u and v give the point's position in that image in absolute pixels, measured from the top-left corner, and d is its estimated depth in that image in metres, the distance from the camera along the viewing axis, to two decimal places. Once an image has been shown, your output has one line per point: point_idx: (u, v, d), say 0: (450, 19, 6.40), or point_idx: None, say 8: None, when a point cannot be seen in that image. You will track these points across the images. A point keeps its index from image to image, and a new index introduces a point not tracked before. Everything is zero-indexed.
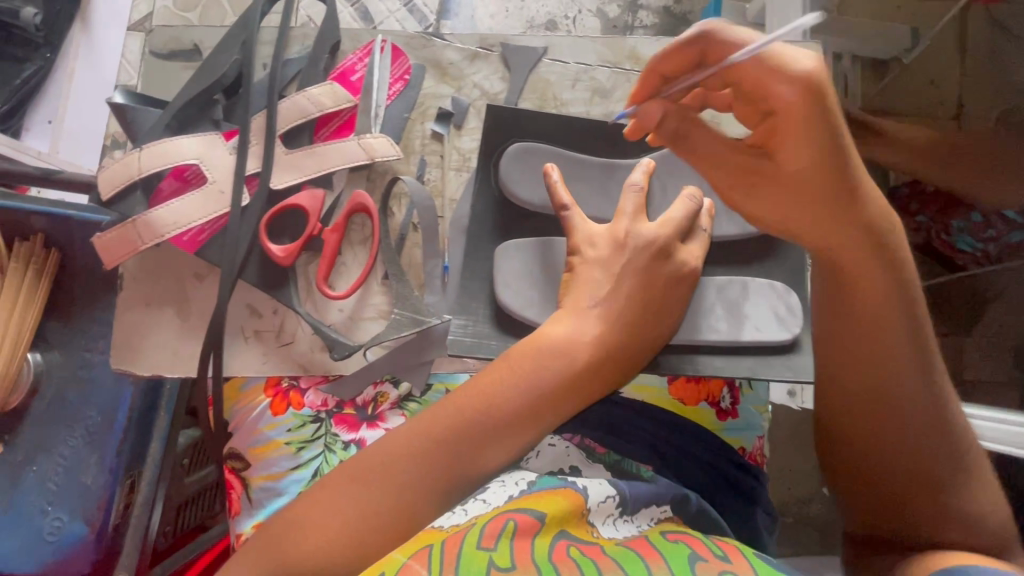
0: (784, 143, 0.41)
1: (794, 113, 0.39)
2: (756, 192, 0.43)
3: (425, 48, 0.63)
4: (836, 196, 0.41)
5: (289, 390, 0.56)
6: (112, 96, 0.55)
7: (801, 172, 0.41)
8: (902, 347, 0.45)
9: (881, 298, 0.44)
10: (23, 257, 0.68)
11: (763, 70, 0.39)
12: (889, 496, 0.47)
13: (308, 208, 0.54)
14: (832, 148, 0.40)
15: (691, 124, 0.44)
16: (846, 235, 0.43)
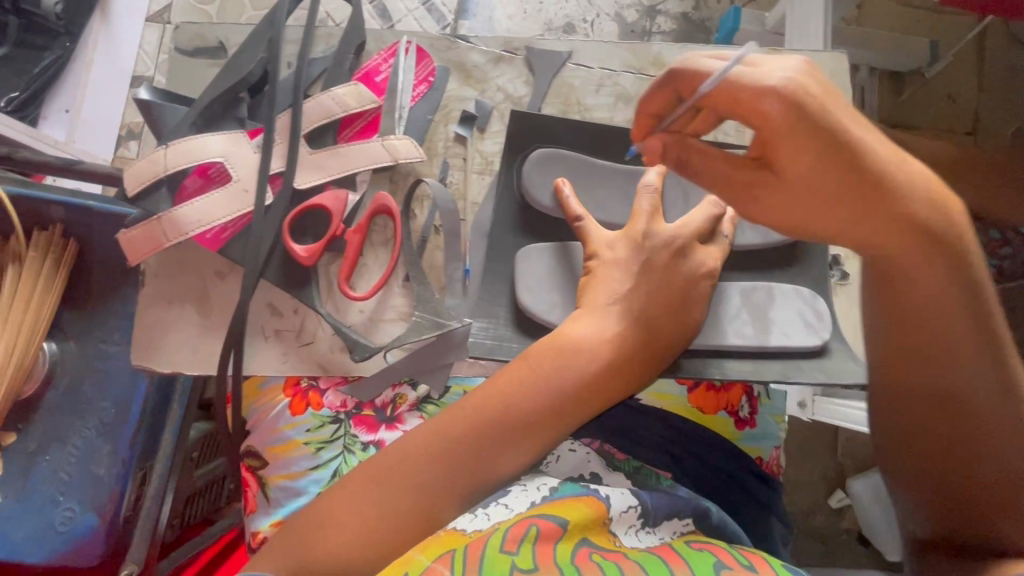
0: (780, 153, 0.38)
1: (780, 124, 0.36)
2: (776, 209, 0.40)
3: (450, 50, 0.63)
4: (883, 189, 0.38)
5: (308, 390, 0.58)
6: (138, 93, 0.56)
7: (815, 181, 0.38)
8: (955, 341, 0.42)
9: (934, 288, 0.41)
10: (42, 246, 0.68)
11: (736, 91, 0.37)
12: (955, 494, 0.44)
13: (331, 209, 0.54)
14: (848, 149, 0.37)
15: (691, 150, 0.41)
16: (890, 234, 0.39)
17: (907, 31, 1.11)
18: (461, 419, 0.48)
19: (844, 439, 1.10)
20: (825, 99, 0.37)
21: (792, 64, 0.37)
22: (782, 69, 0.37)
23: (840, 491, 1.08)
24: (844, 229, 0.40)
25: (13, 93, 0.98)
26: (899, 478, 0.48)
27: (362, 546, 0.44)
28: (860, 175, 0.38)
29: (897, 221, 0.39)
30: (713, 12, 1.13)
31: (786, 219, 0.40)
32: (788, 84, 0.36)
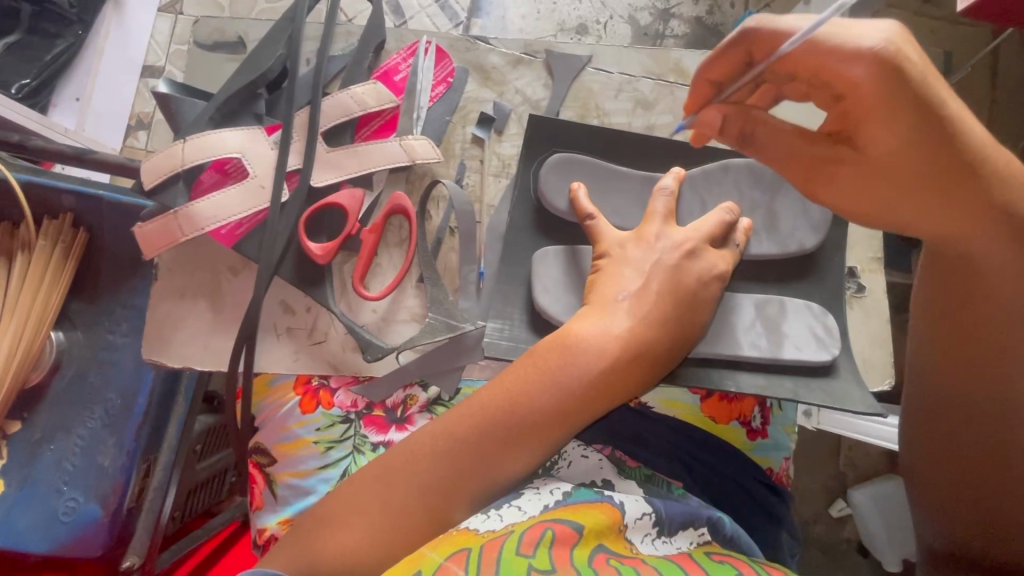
0: (865, 127, 0.40)
1: (867, 94, 0.38)
2: (846, 186, 0.42)
3: (469, 51, 0.63)
4: (958, 177, 0.40)
5: (319, 389, 0.57)
6: (157, 86, 0.56)
7: (895, 158, 0.40)
8: (1012, 336, 0.44)
9: (1001, 269, 0.43)
10: (52, 235, 0.68)
11: (837, 51, 0.37)
12: (981, 499, 0.46)
13: (347, 207, 0.54)
14: (940, 131, 0.39)
15: (755, 122, 0.44)
16: (960, 216, 0.42)
17: (921, 42, 1.11)
18: (468, 417, 0.48)
19: (847, 448, 1.09)
20: (925, 67, 0.37)
21: (889, 28, 0.38)
22: (885, 33, 0.37)
23: (841, 501, 1.08)
24: (911, 213, 0.42)
25: (25, 80, 0.96)
26: (926, 476, 0.50)
27: (370, 546, 0.44)
28: (942, 158, 0.40)
29: (960, 212, 0.42)
30: (728, 17, 1.12)
31: (852, 200, 0.43)
32: (890, 48, 0.37)
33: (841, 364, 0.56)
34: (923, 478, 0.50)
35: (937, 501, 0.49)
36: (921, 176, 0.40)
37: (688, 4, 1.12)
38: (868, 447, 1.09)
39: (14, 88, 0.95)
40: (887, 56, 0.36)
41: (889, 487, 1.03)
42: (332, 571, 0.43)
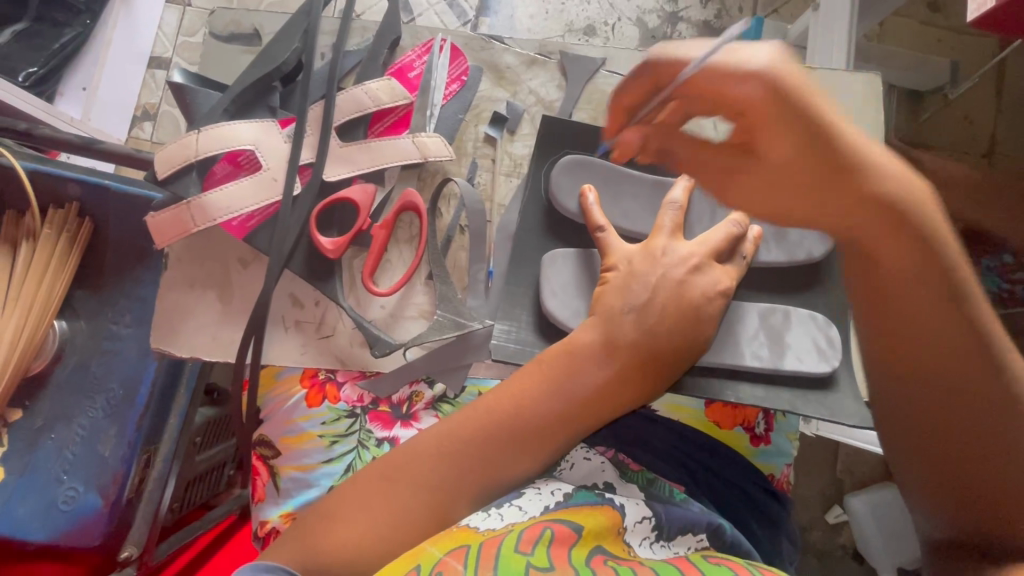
0: (760, 135, 0.42)
1: (756, 105, 0.41)
2: (766, 181, 0.43)
3: (484, 50, 0.63)
4: (848, 161, 0.42)
5: (325, 383, 0.57)
6: (172, 76, 0.56)
7: (787, 160, 0.42)
8: (944, 313, 0.42)
9: (915, 265, 0.43)
10: (57, 224, 0.67)
11: (731, 72, 0.40)
12: (969, 482, 0.42)
13: (359, 202, 0.54)
14: (811, 124, 0.41)
15: (672, 138, 0.46)
16: (868, 210, 0.42)
17: (928, 51, 1.12)
18: (473, 418, 0.49)
19: (844, 454, 1.10)
20: (800, 78, 0.40)
21: (770, 52, 0.41)
22: (764, 52, 0.41)
23: (838, 507, 1.08)
24: (829, 200, 0.43)
25: (33, 68, 0.95)
26: (908, 467, 0.46)
27: (372, 540, 0.44)
28: (835, 146, 0.41)
29: (875, 191, 0.42)
30: (735, 22, 1.13)
31: (767, 192, 0.44)
32: (766, 65, 0.40)
33: (842, 376, 0.56)
34: (905, 470, 0.46)
35: (926, 496, 0.45)
36: (839, 162, 0.41)
37: (697, 7, 1.12)
38: (865, 454, 1.10)
39: (22, 76, 0.94)
40: (774, 70, 0.40)
41: (885, 496, 1.02)
42: (335, 564, 0.43)
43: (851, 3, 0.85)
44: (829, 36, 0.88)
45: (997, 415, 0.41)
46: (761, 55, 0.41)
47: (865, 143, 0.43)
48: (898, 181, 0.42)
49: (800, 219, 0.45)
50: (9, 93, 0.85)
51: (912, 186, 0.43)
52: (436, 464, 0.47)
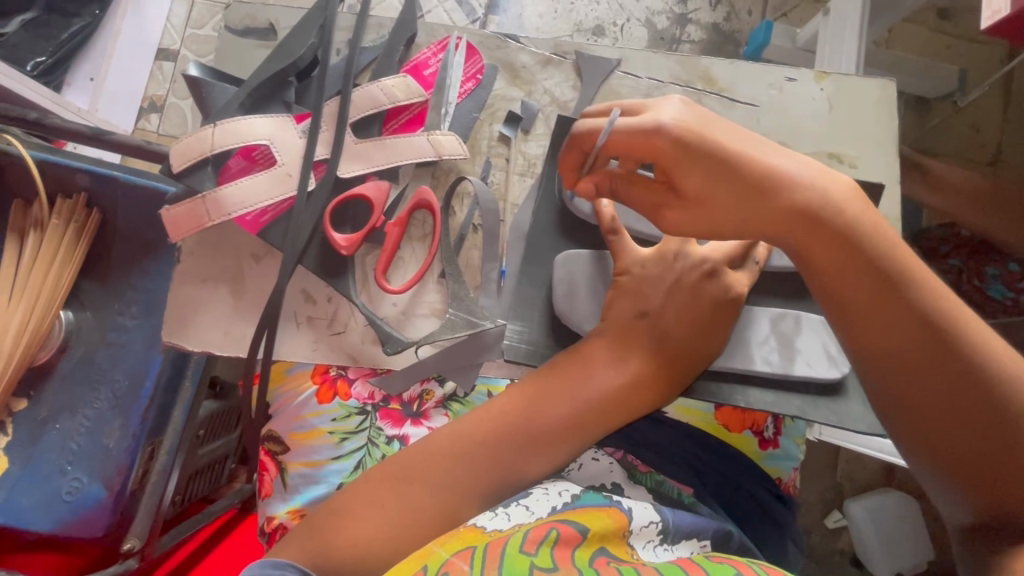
0: (678, 175, 0.44)
1: (666, 152, 0.43)
2: (708, 212, 0.44)
3: (500, 49, 0.63)
4: (764, 176, 0.44)
5: (337, 380, 0.61)
6: (188, 69, 0.56)
7: (709, 192, 0.44)
8: (888, 305, 0.43)
9: (850, 264, 0.44)
10: (65, 214, 0.67)
11: (634, 135, 0.43)
12: (969, 461, 0.41)
13: (373, 200, 0.55)
14: (718, 155, 0.43)
15: (620, 185, 0.47)
16: (797, 221, 0.44)
17: (936, 57, 1.12)
18: (486, 420, 0.49)
19: (845, 459, 1.10)
20: (688, 122, 0.43)
21: (667, 108, 0.44)
22: (668, 111, 0.44)
23: (838, 512, 1.08)
24: (763, 216, 0.44)
25: (41, 58, 0.94)
26: (916, 462, 0.44)
27: (382, 538, 0.44)
28: (748, 165, 0.43)
29: (799, 198, 0.44)
30: (744, 25, 1.13)
31: (712, 218, 0.45)
32: (676, 121, 0.43)
33: (852, 382, 0.55)
34: (915, 464, 0.45)
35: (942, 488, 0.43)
36: (757, 181, 0.43)
37: (706, 9, 1.12)
38: (865, 459, 1.10)
39: (30, 66, 0.93)
40: (666, 126, 0.43)
41: (883, 500, 1.03)
42: (345, 561, 0.43)
43: (864, 7, 0.85)
44: (840, 36, 0.87)
45: (965, 386, 0.42)
46: (663, 111, 0.44)
47: (776, 152, 0.45)
48: (816, 180, 0.45)
49: (751, 233, 0.46)
50: (16, 83, 0.85)
51: (827, 181, 0.45)
52: (447, 463, 0.47)
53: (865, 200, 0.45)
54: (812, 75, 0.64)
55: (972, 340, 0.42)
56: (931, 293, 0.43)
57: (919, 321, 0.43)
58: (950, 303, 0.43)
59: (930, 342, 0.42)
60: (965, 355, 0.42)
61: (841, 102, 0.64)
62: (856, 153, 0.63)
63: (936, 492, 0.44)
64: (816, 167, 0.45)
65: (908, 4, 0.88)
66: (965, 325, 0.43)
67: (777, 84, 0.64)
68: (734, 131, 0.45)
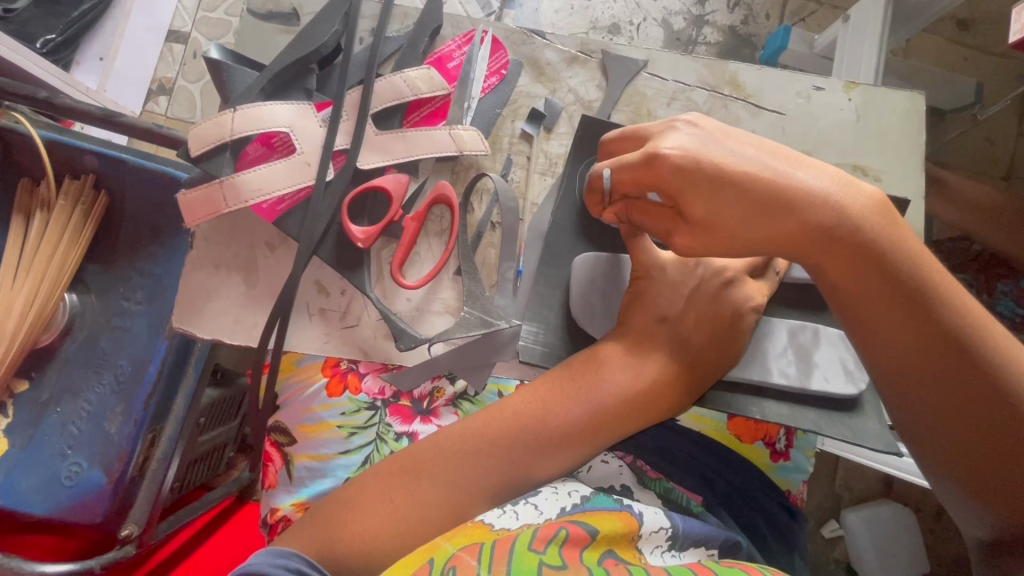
0: (684, 199, 0.43)
1: (669, 181, 0.42)
2: (722, 230, 0.43)
3: (525, 45, 0.63)
4: (781, 191, 0.42)
5: (347, 373, 0.62)
6: (209, 52, 0.55)
7: (718, 212, 0.43)
8: (903, 319, 0.42)
9: (863, 277, 0.43)
10: (73, 194, 0.66)
11: (634, 171, 0.43)
12: (996, 480, 0.40)
13: (391, 192, 0.54)
14: (728, 176, 0.42)
15: (636, 211, 0.47)
16: (810, 238, 0.43)
17: (955, 69, 1.11)
18: (498, 419, 0.48)
19: (844, 469, 1.10)
20: (690, 146, 0.42)
21: (674, 135, 0.43)
22: (668, 139, 0.43)
23: (834, 522, 1.07)
24: (780, 233, 0.43)
25: (51, 36, 0.92)
26: (938, 480, 0.43)
27: (388, 535, 0.44)
28: (763, 182, 0.42)
29: (817, 213, 0.42)
30: (761, 29, 1.12)
31: (726, 236, 0.43)
32: (676, 150, 0.42)
33: (867, 398, 0.54)
34: (938, 481, 0.43)
35: (964, 506, 0.42)
36: (773, 197, 0.42)
37: (724, 11, 1.11)
38: (864, 470, 1.10)
39: (39, 43, 0.91)
40: (664, 156, 0.42)
41: (883, 513, 1.02)
42: (351, 557, 0.43)
43: (886, 16, 0.84)
44: (859, 45, 0.86)
45: (985, 397, 0.40)
46: (663, 140, 0.43)
47: (794, 164, 0.44)
48: (833, 193, 0.43)
49: (769, 250, 0.45)
50: (24, 61, 0.84)
51: (849, 192, 0.44)
52: (458, 460, 0.47)
53: (889, 211, 0.44)
54: (840, 85, 0.64)
55: (997, 355, 0.41)
56: (954, 308, 0.42)
57: (940, 339, 0.42)
58: (973, 317, 0.42)
59: (950, 360, 0.41)
60: (988, 371, 0.41)
61: (868, 113, 0.63)
62: (881, 166, 0.62)
63: (958, 509, 0.43)
64: (836, 178, 0.44)
65: (931, 16, 0.88)
66: (990, 340, 0.41)
67: (804, 93, 0.63)
68: (745, 148, 0.44)
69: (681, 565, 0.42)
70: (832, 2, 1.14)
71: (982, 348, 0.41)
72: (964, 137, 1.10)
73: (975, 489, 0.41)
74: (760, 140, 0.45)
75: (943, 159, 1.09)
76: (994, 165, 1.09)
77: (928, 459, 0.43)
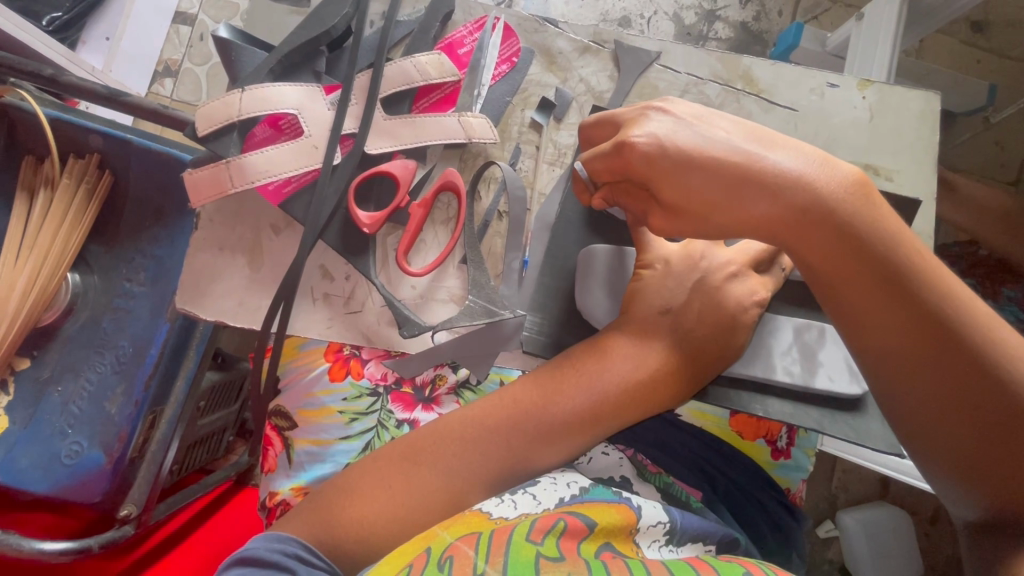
0: (655, 185, 0.43)
1: (638, 169, 0.43)
2: (701, 216, 0.43)
3: (538, 33, 0.62)
4: (756, 175, 0.42)
5: (350, 358, 0.61)
6: (219, 31, 0.55)
7: (691, 194, 0.42)
8: (882, 301, 0.42)
9: (840, 259, 0.43)
10: (76, 174, 0.66)
11: (606, 160, 0.44)
12: (985, 458, 0.40)
13: (398, 178, 0.54)
14: (698, 161, 0.42)
15: (622, 196, 0.47)
16: (785, 220, 0.42)
17: (967, 71, 1.10)
18: (498, 407, 0.48)
19: (841, 471, 1.10)
20: (656, 133, 0.43)
21: (647, 123, 0.44)
22: (639, 128, 0.43)
23: (830, 522, 1.07)
24: (758, 217, 0.42)
25: (58, 14, 0.93)
26: (925, 460, 0.43)
27: (387, 519, 0.44)
28: (739, 166, 0.42)
29: (793, 197, 0.42)
30: (773, 26, 1.11)
31: (705, 219, 0.43)
32: (646, 137, 0.43)
33: (871, 398, 0.54)
34: (924, 462, 0.43)
35: (953, 488, 0.42)
36: (749, 181, 0.42)
37: (736, 7, 1.10)
38: (861, 471, 1.10)
39: (46, 21, 0.92)
40: (633, 145, 0.42)
41: (880, 515, 1.02)
42: (349, 540, 0.43)
43: (901, 16, 0.83)
44: (871, 43, 0.85)
45: (968, 376, 0.40)
46: (634, 129, 0.43)
47: (770, 148, 0.43)
48: (808, 173, 0.42)
49: (749, 234, 0.44)
50: (30, 38, 0.83)
51: (826, 174, 0.43)
52: (458, 447, 0.47)
53: (867, 189, 0.43)
54: (854, 82, 0.63)
55: (980, 336, 0.40)
56: (936, 289, 0.41)
57: (921, 321, 0.41)
58: (954, 298, 0.41)
59: (933, 341, 0.41)
60: (972, 352, 0.40)
61: (882, 112, 0.62)
62: (893, 165, 0.62)
63: (947, 491, 0.43)
64: (812, 158, 0.43)
65: (945, 17, 0.87)
66: (971, 318, 0.41)
67: (818, 90, 0.63)
68: (720, 133, 0.43)
69: (680, 560, 0.42)
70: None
71: (964, 329, 0.40)
72: (975, 141, 1.09)
73: (961, 469, 0.41)
74: (736, 123, 0.44)
75: (953, 162, 1.09)
76: (1004, 169, 1.08)
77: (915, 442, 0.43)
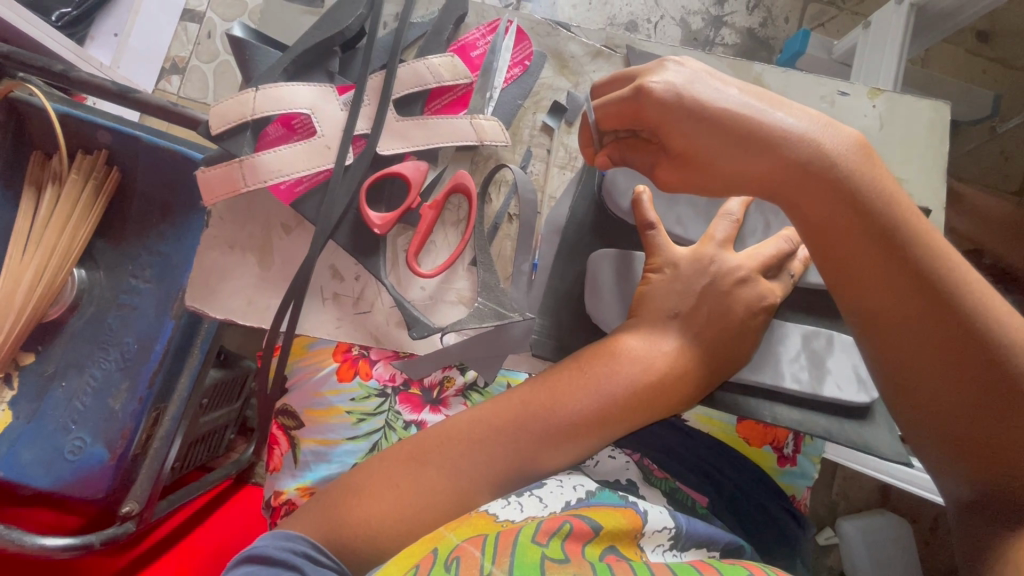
0: (666, 132, 0.43)
1: (652, 116, 0.43)
2: (703, 166, 0.44)
3: (550, 36, 0.62)
4: (760, 129, 0.42)
5: (358, 359, 0.62)
6: (233, 30, 0.55)
7: (698, 144, 0.43)
8: (880, 261, 0.42)
9: (840, 218, 0.42)
10: (84, 170, 0.66)
11: (619, 105, 0.44)
12: (978, 425, 0.40)
13: (411, 179, 0.54)
14: (709, 112, 0.42)
15: (627, 147, 0.48)
16: (788, 175, 0.42)
17: (973, 80, 1.10)
18: (507, 408, 0.48)
19: (841, 478, 1.10)
20: (671, 80, 0.43)
21: (664, 71, 0.44)
22: (657, 75, 0.43)
23: (829, 530, 1.07)
24: (759, 171, 0.43)
25: (66, 9, 0.91)
26: (916, 430, 0.43)
27: (395, 519, 0.44)
28: (746, 121, 0.42)
29: (796, 153, 0.42)
30: (780, 33, 1.11)
31: (711, 170, 0.43)
32: (663, 85, 0.43)
33: (877, 407, 0.54)
34: (913, 432, 0.44)
35: (941, 460, 0.42)
36: (755, 135, 0.42)
37: (743, 13, 1.11)
38: (861, 479, 1.10)
39: (54, 16, 0.90)
40: (650, 90, 0.43)
41: (880, 522, 1.02)
42: (355, 539, 0.43)
43: (909, 25, 0.83)
44: (879, 50, 0.86)
45: (961, 340, 0.40)
46: (651, 76, 0.44)
47: (776, 106, 0.43)
48: (811, 131, 0.42)
49: (751, 192, 0.44)
50: (39, 33, 0.82)
51: (828, 134, 0.43)
52: (465, 448, 0.46)
53: (867, 151, 0.43)
54: (865, 91, 0.63)
55: (973, 300, 0.41)
56: (931, 251, 0.42)
57: (917, 281, 0.41)
58: (948, 261, 0.42)
59: (928, 303, 0.41)
60: (964, 315, 0.40)
61: (892, 121, 0.63)
62: (902, 174, 0.62)
63: (934, 463, 0.43)
64: (815, 118, 0.43)
65: (953, 26, 0.87)
66: (964, 282, 0.41)
67: (828, 97, 0.63)
68: (729, 88, 0.44)
69: (684, 563, 0.42)
70: (852, 8, 1.13)
71: (955, 293, 0.41)
72: (981, 149, 1.09)
73: (951, 439, 0.41)
74: (744, 83, 0.45)
75: (958, 170, 1.09)
76: (1009, 178, 1.08)
77: (908, 409, 0.43)
